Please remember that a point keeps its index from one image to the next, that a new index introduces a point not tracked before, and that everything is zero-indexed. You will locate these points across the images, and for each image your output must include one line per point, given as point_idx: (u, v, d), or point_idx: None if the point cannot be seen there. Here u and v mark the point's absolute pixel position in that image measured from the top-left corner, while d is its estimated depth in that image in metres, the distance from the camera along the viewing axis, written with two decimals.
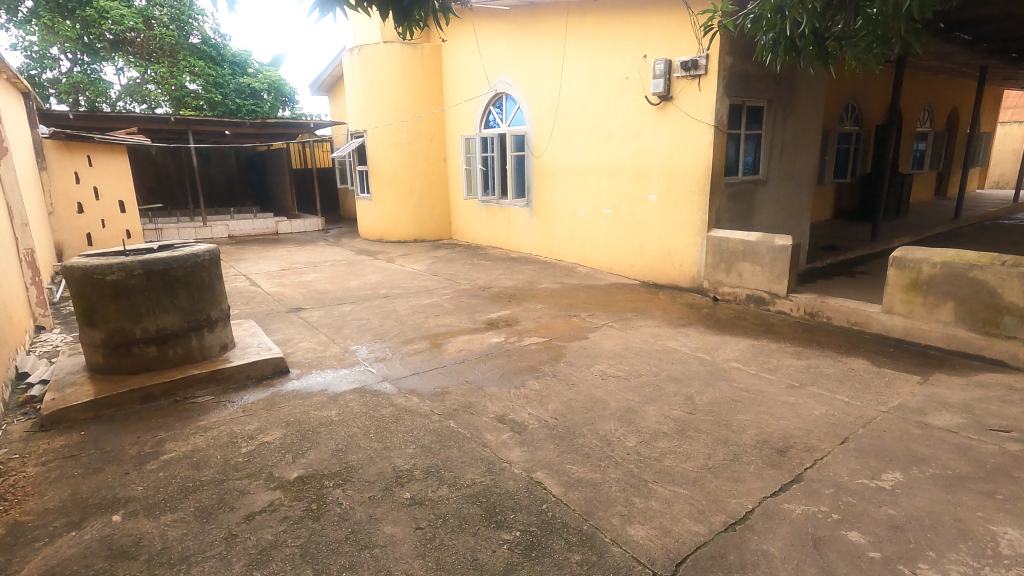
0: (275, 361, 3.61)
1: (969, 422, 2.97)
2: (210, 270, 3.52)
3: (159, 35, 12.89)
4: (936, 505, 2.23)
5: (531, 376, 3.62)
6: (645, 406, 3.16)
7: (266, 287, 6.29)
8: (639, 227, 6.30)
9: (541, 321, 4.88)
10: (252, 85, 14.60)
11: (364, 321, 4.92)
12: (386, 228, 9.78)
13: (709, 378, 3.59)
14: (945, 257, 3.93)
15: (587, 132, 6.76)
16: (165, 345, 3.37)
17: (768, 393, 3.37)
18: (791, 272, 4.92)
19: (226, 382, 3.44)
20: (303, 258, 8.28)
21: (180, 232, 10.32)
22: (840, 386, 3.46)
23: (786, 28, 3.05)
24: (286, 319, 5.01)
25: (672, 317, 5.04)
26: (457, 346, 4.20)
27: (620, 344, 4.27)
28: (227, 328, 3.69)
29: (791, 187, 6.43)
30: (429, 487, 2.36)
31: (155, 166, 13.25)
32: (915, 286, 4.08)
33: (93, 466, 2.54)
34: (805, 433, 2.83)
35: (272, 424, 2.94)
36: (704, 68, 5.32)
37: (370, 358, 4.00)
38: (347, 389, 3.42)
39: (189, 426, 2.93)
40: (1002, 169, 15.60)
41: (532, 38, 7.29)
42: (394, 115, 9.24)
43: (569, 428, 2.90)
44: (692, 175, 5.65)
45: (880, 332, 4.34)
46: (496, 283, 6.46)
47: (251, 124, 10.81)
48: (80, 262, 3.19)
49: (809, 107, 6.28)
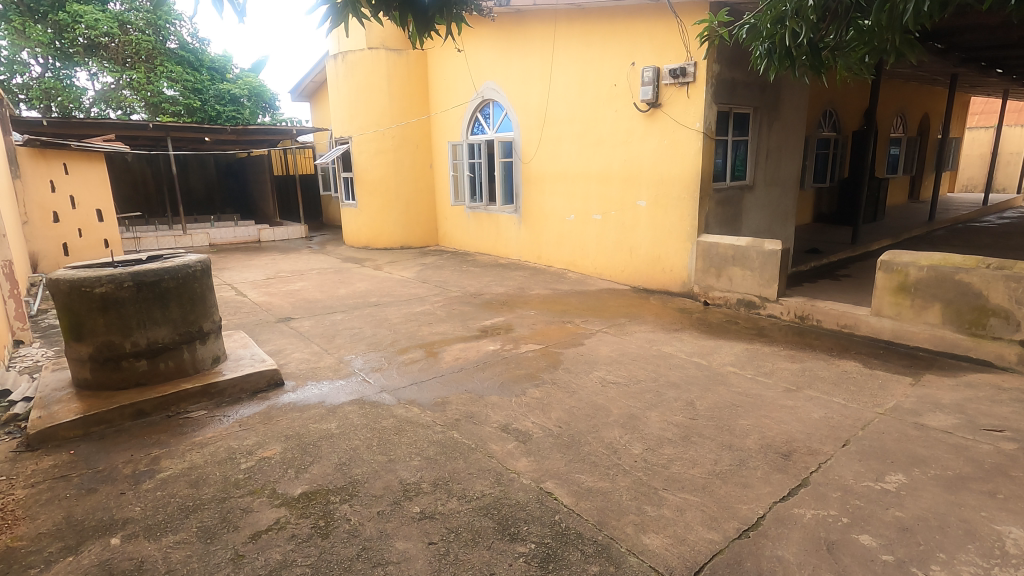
0: (269, 373, 3.54)
1: (962, 422, 3.03)
2: (202, 282, 3.44)
3: (135, 40, 12.64)
4: (940, 505, 2.27)
5: (530, 384, 3.60)
6: (647, 412, 3.16)
7: (253, 296, 6.19)
8: (629, 233, 6.33)
9: (537, 328, 4.88)
10: (232, 91, 14.39)
11: (357, 330, 4.86)
12: (372, 234, 9.70)
13: (707, 383, 3.61)
14: (932, 260, 4.02)
15: (576, 138, 6.79)
16: (156, 359, 3.28)
17: (766, 397, 3.40)
18: (781, 276, 4.99)
19: (219, 397, 3.35)
20: (289, 266, 8.16)
21: (159, 240, 10.10)
22: (836, 389, 3.51)
23: (785, 38, 3.06)
24: (276, 329, 4.92)
25: (664, 322, 5.06)
26: (454, 355, 4.17)
27: (617, 350, 4.28)
28: (218, 341, 3.61)
29: (777, 192, 6.53)
30: (438, 500, 2.32)
31: (130, 174, 12.99)
32: (903, 289, 4.17)
33: (86, 487, 2.45)
34: (807, 437, 2.85)
35: (271, 439, 2.87)
36: (692, 75, 5.40)
37: (365, 368, 3.94)
38: (345, 401, 3.36)
39: (184, 442, 2.85)
40: (970, 174, 16.12)
41: (520, 44, 7.31)
42: (380, 121, 9.15)
43: (575, 436, 2.89)
44: (681, 180, 5.70)
45: (869, 334, 4.41)
46: (488, 289, 6.43)
47: (231, 131, 10.65)
48: (66, 274, 3.08)
49: (793, 113, 6.40)
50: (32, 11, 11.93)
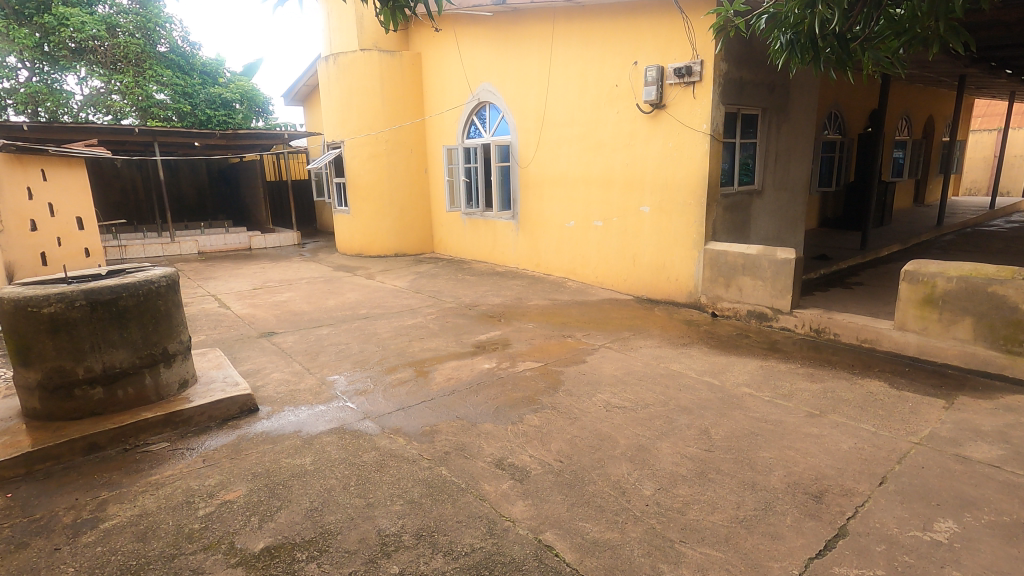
0: (242, 399, 3.23)
1: (1009, 454, 2.72)
2: (167, 298, 3.13)
3: (123, 43, 12.34)
4: (1004, 563, 1.95)
5: (528, 409, 3.27)
6: (657, 443, 2.85)
7: (236, 309, 5.89)
8: (631, 241, 6.04)
9: (535, 343, 4.56)
10: (223, 95, 14.13)
11: (343, 346, 4.55)
12: (365, 241, 9.39)
13: (721, 407, 3.30)
14: (962, 271, 3.73)
15: (576, 141, 6.49)
16: (114, 386, 2.96)
17: (788, 423, 3.09)
18: (795, 286, 4.69)
19: (185, 427, 3.04)
20: (278, 276, 7.84)
21: (145, 248, 9.78)
22: (864, 414, 3.20)
23: (813, 27, 2.74)
24: (256, 345, 4.61)
25: (671, 336, 4.75)
26: (445, 375, 3.86)
27: (621, 368, 3.98)
28: (187, 363, 3.30)
29: (786, 198, 6.25)
30: (420, 558, 2.01)
31: (119, 179, 12.68)
32: (929, 302, 3.88)
33: (18, 541, 2.14)
34: (838, 473, 2.54)
35: (236, 478, 2.56)
36: (698, 74, 5.11)
37: (349, 391, 3.62)
38: (323, 429, 3.04)
39: (139, 482, 2.54)
40: (974, 176, 15.89)
41: (516, 44, 7.04)
42: (373, 124, 8.88)
43: (577, 473, 2.57)
44: (686, 185, 5.41)
45: (892, 349, 4.11)
46: (483, 300, 6.12)
47: (221, 136, 10.37)
48: (11, 292, 2.77)
49: (802, 114, 6.13)
50: (18, 14, 11.65)
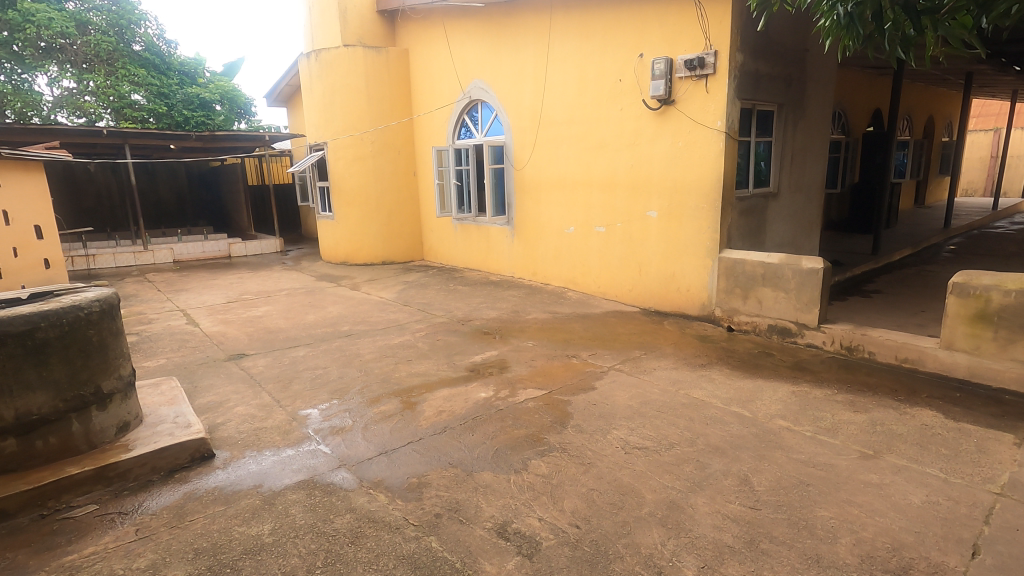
0: (194, 444, 2.72)
1: None
2: (101, 327, 2.61)
3: (95, 41, 11.74)
4: None
5: (533, 453, 2.78)
6: (691, 498, 2.37)
7: (205, 326, 5.35)
8: (637, 248, 5.57)
9: (535, 366, 4.07)
10: (202, 95, 13.57)
11: (320, 371, 4.03)
12: (350, 248, 8.85)
13: (760, 447, 2.82)
14: (1022, 283, 3.29)
15: (576, 140, 6.02)
16: (32, 436, 2.44)
17: (841, 467, 2.62)
18: (823, 298, 4.24)
19: (120, 482, 2.52)
20: (256, 287, 7.30)
21: (115, 257, 9.17)
22: (926, 454, 2.74)
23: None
24: (221, 371, 4.08)
25: (686, 355, 4.28)
26: (436, 407, 3.35)
27: (636, 396, 3.49)
28: (128, 402, 2.79)
29: (801, 200, 5.81)
30: None
31: (92, 184, 12.08)
32: (982, 318, 3.43)
33: None
34: (918, 540, 2.08)
35: (173, 557, 2.05)
36: (712, 67, 4.66)
37: (324, 429, 3.10)
38: (289, 484, 2.53)
39: (51, 564, 2.03)
40: (970, 177, 15.61)
41: (510, 38, 6.57)
42: (357, 124, 8.37)
43: (597, 544, 2.08)
44: (698, 187, 4.95)
45: (938, 371, 3.66)
46: (477, 314, 5.61)
47: (197, 137, 9.78)
48: None
49: (818, 110, 5.69)
50: None
